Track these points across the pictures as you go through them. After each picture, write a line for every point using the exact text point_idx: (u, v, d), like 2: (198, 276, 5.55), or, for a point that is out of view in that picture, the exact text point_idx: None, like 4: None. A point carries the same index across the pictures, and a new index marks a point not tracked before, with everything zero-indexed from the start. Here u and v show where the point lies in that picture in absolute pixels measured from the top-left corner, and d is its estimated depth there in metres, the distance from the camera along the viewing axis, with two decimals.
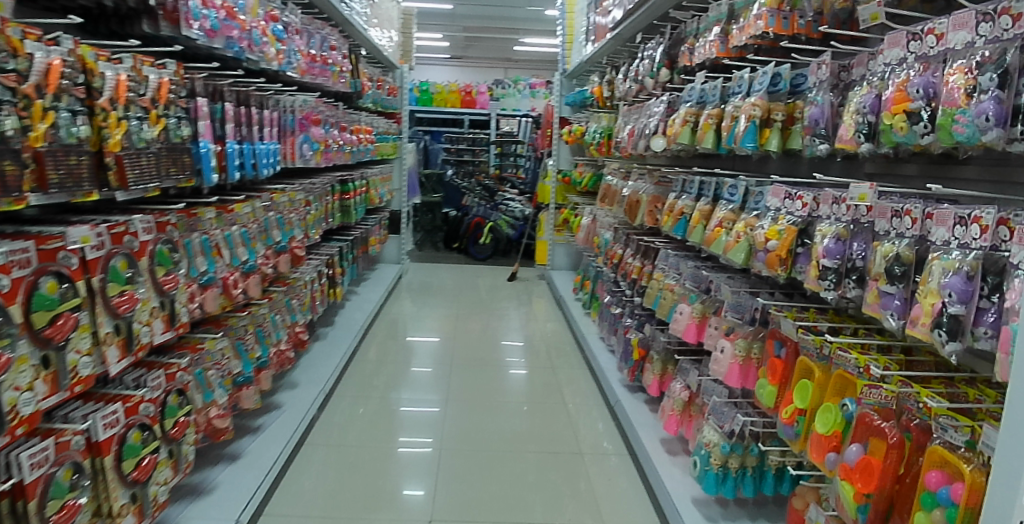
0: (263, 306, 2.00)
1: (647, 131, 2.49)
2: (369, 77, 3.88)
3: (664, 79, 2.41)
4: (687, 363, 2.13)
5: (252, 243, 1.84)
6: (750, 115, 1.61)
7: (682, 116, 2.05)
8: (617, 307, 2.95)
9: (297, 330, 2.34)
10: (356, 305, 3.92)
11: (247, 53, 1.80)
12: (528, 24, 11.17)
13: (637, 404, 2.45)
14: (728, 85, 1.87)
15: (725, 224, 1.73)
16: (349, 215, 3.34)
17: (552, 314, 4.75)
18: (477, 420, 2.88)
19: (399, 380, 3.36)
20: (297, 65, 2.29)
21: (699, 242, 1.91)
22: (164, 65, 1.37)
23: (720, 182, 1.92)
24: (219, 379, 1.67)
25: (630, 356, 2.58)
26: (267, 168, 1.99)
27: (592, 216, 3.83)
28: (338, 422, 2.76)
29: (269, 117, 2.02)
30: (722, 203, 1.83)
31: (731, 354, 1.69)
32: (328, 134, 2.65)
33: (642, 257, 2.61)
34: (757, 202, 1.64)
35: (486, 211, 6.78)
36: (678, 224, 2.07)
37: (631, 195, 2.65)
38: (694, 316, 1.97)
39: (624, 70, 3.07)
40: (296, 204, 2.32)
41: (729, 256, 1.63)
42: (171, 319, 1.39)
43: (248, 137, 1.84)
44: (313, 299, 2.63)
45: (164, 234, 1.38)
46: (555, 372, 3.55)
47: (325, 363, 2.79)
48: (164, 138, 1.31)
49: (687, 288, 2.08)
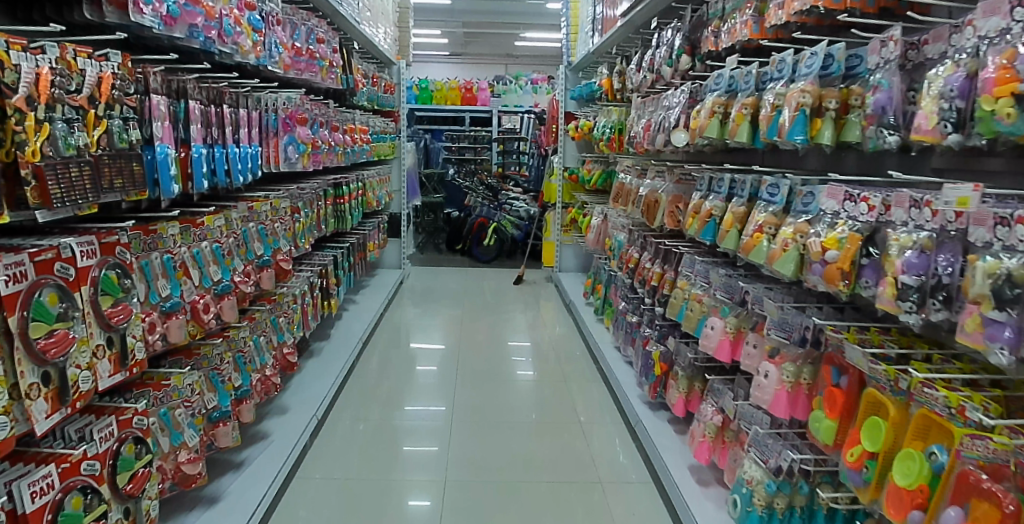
0: (243, 329, 1.79)
1: (666, 124, 2.25)
2: (363, 73, 3.65)
3: (684, 66, 2.17)
4: (719, 383, 1.90)
5: (226, 259, 1.62)
6: (798, 103, 1.37)
7: (709, 107, 1.82)
8: (633, 316, 2.73)
9: (284, 352, 2.11)
10: (354, 315, 3.68)
11: (216, 45, 1.58)
12: (528, 19, 10.90)
13: (661, 425, 2.21)
14: (764, 70, 1.63)
15: (767, 230, 1.50)
16: (343, 220, 3.13)
17: (561, 318, 4.51)
18: (486, 438, 2.64)
19: (402, 394, 3.12)
20: (278, 59, 2.07)
21: (733, 249, 1.68)
22: (108, 57, 1.14)
23: (756, 180, 1.69)
24: (189, 419, 1.46)
25: (651, 371, 2.34)
26: (244, 174, 1.77)
27: (602, 216, 3.60)
28: (337, 444, 2.53)
29: (245, 116, 1.80)
30: (760, 204, 1.60)
31: (777, 379, 1.47)
32: (317, 134, 2.43)
33: (661, 262, 2.38)
34: (807, 204, 1.41)
35: (489, 211, 6.55)
36: (706, 228, 1.84)
37: (648, 194, 2.41)
38: (727, 332, 1.74)
39: (636, 60, 2.83)
40: (281, 212, 2.10)
41: (774, 267, 1.40)
42: (122, 358, 1.17)
43: (220, 139, 1.63)
44: (304, 314, 2.42)
45: (111, 257, 1.16)
46: (568, 382, 3.31)
47: (319, 383, 2.56)
48: (106, 144, 1.09)
49: (718, 300, 1.85)
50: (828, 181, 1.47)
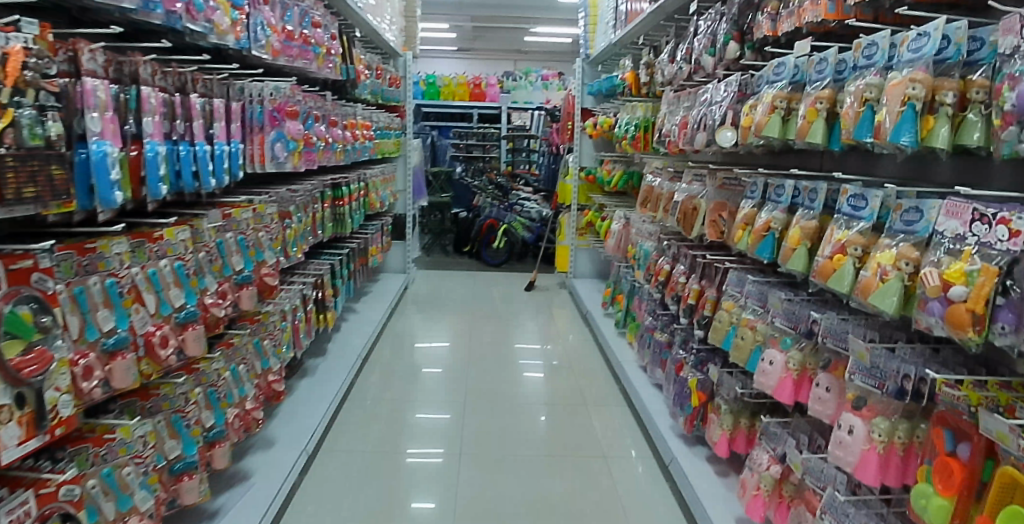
0: (216, 360, 1.52)
1: (707, 122, 1.96)
2: (366, 64, 3.38)
3: (732, 55, 1.85)
4: (775, 425, 1.62)
5: (191, 280, 1.35)
6: (905, 96, 1.06)
7: (768, 101, 1.52)
8: (662, 335, 2.44)
9: (269, 379, 1.84)
10: (353, 327, 3.39)
11: (184, 21, 1.32)
12: (539, 13, 10.58)
13: (700, 466, 1.91)
14: (844, 56, 1.34)
15: (852, 251, 1.21)
16: (343, 224, 2.86)
17: (576, 328, 4.23)
18: (500, 472, 2.31)
19: (405, 415, 2.81)
20: (265, 43, 1.81)
21: (800, 271, 1.39)
22: (19, 27, 0.87)
23: (831, 189, 1.39)
24: (140, 479, 1.17)
25: (686, 401, 2.06)
26: (217, 176, 1.50)
27: (624, 221, 3.33)
28: (330, 477, 2.21)
29: (220, 108, 1.53)
30: (838, 219, 1.30)
31: (865, 436, 1.18)
32: (311, 130, 2.15)
33: (699, 278, 2.09)
34: (912, 222, 1.11)
35: (499, 212, 6.30)
36: (763, 244, 1.55)
37: (685, 200, 2.12)
38: (790, 369, 1.46)
39: (669, 50, 2.54)
40: (266, 219, 1.83)
41: (870, 301, 1.10)
42: (40, 419, 0.87)
43: (186, 134, 1.35)
44: (295, 331, 2.16)
45: (24, 287, 0.87)
46: (586, 404, 2.98)
47: (311, 409, 2.27)
48: (14, 140, 0.81)
49: (776, 330, 1.56)
50: (944, 195, 1.18)
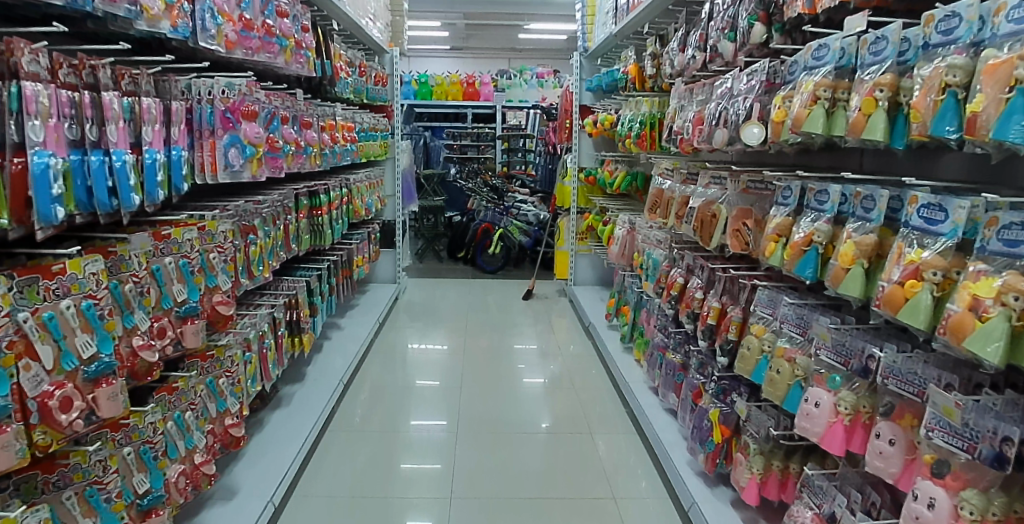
0: (152, 411, 1.27)
1: (729, 117, 1.71)
2: (347, 61, 3.13)
3: (757, 39, 1.61)
4: (819, 476, 1.37)
5: (107, 323, 1.07)
6: (1013, 78, 0.80)
7: (808, 91, 1.27)
8: (676, 355, 2.20)
9: (226, 424, 1.59)
10: (335, 346, 3.12)
11: (97, 2, 1.04)
12: (535, 9, 10.31)
13: (725, 511, 1.66)
14: (911, 34, 1.09)
15: (930, 276, 0.96)
16: (321, 235, 2.60)
17: (577, 340, 3.98)
18: (501, 513, 2.01)
19: (391, 444, 2.50)
20: (216, 33, 1.55)
21: (856, 297, 1.14)
22: None
23: (894, 197, 1.14)
24: None
25: (706, 436, 1.81)
26: (149, 191, 1.22)
27: (628, 226, 3.10)
28: (305, 518, 1.94)
29: (152, 108, 1.27)
30: (908, 234, 1.06)
31: (950, 512, 0.93)
32: (277, 132, 1.89)
33: (719, 295, 1.85)
34: (1016, 241, 0.84)
35: (495, 216, 6.09)
36: (804, 261, 1.29)
37: (702, 206, 1.87)
38: (842, 414, 1.21)
39: (680, 38, 2.29)
40: (220, 237, 1.57)
41: (964, 345, 0.85)
42: None
43: (100, 140, 1.08)
44: (264, 360, 1.91)
45: None
46: (592, 429, 2.69)
47: (283, 446, 2.01)
48: None
49: (821, 365, 1.31)
50: None
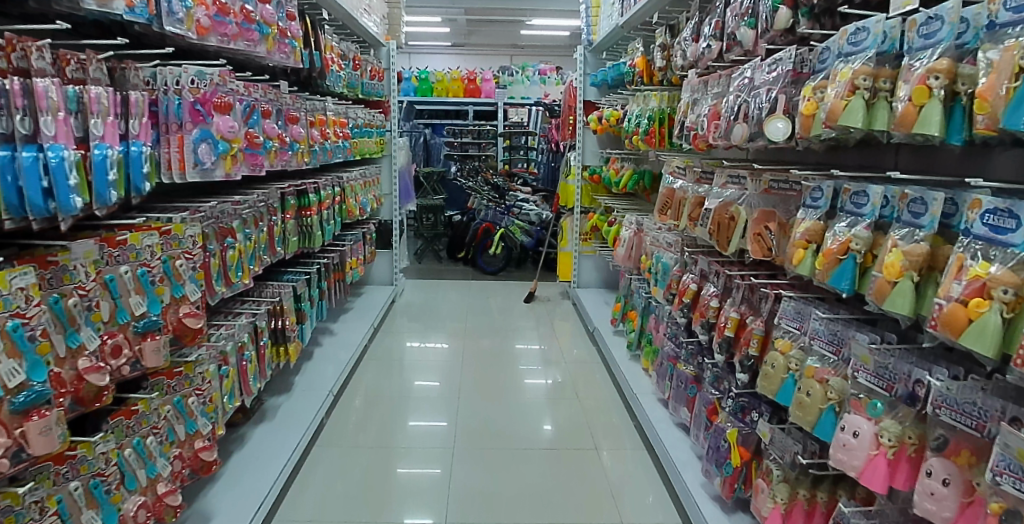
0: (104, 440, 1.12)
1: (749, 110, 1.56)
2: (339, 54, 2.99)
3: (782, 24, 1.45)
4: (853, 512, 1.22)
5: (39, 346, 0.92)
6: None
7: (845, 80, 1.13)
8: (688, 367, 2.06)
9: (196, 447, 1.46)
10: (328, 352, 2.98)
11: None
12: (536, 5, 10.13)
13: None
14: (973, 12, 0.93)
15: (1000, 294, 0.81)
16: (309, 237, 2.46)
17: (582, 344, 3.83)
18: None
19: (384, 457, 2.35)
20: (184, 16, 1.40)
21: (904, 315, 0.99)
22: None
23: (950, 201, 0.99)
24: None
25: (722, 458, 1.66)
26: (101, 192, 1.07)
27: (635, 227, 2.95)
28: None
29: (107, 99, 1.12)
30: (969, 245, 0.91)
31: None
32: (257, 126, 1.75)
33: (737, 304, 1.71)
34: None
35: (496, 216, 5.94)
36: (840, 272, 1.14)
37: (719, 207, 1.73)
38: (885, 446, 1.06)
39: (693, 27, 2.14)
40: (189, 243, 1.43)
41: None
42: None
43: (35, 134, 0.93)
44: (243, 373, 1.77)
45: None
46: (597, 441, 2.55)
47: (266, 464, 1.87)
48: None
49: (859, 389, 1.16)
50: None
